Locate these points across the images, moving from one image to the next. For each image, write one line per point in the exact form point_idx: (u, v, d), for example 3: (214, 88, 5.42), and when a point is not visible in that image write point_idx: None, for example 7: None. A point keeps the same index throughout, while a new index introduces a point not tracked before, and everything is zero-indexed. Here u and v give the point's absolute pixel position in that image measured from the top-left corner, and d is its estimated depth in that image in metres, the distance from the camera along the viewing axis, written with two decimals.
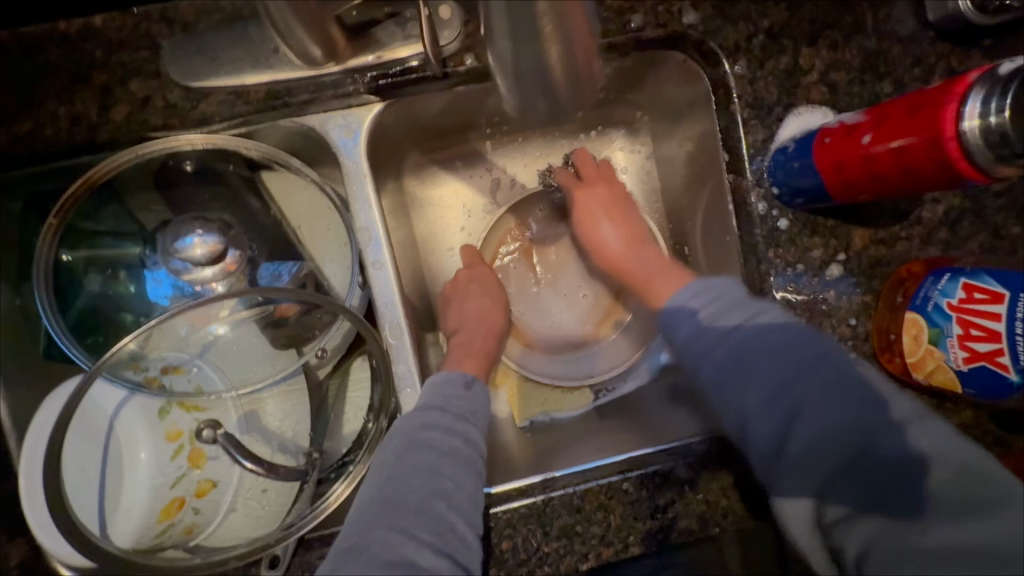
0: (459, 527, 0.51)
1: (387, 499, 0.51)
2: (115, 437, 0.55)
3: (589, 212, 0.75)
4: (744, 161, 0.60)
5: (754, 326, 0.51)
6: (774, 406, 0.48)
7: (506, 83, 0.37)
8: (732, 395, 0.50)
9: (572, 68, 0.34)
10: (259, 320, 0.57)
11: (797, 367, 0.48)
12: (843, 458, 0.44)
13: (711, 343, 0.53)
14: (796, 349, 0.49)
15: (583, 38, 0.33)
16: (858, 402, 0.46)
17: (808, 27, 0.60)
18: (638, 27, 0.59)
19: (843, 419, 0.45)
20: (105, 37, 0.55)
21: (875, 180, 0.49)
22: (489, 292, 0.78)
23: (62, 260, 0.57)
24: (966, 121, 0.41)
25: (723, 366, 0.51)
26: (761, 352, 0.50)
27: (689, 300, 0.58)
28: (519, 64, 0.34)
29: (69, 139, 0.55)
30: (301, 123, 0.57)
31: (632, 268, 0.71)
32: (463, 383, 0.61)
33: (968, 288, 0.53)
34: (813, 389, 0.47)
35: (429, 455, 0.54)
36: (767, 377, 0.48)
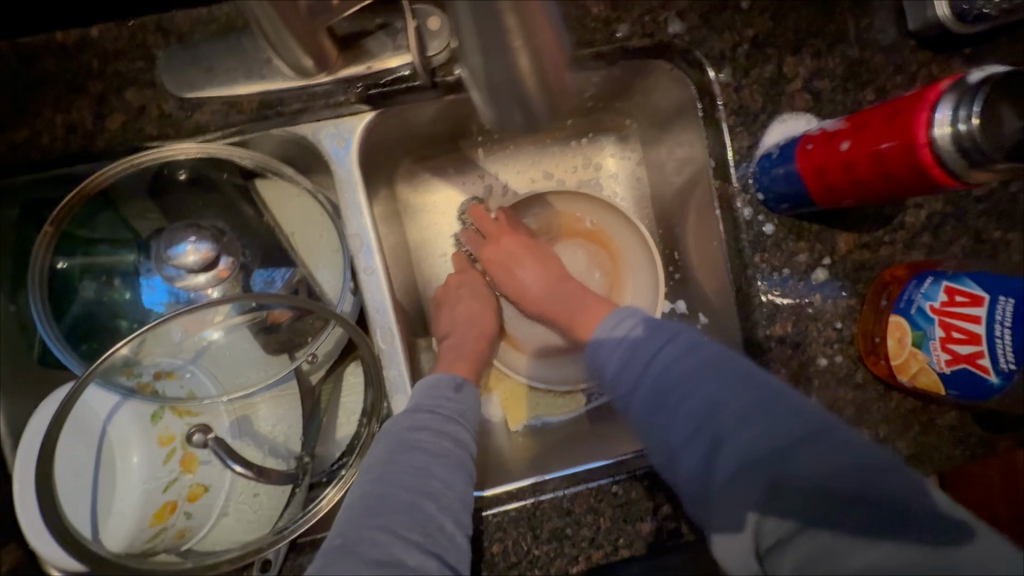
0: (447, 527, 0.51)
1: (378, 498, 0.52)
2: (108, 441, 0.55)
3: (506, 262, 0.77)
4: (729, 167, 0.61)
5: (676, 353, 0.53)
6: (694, 436, 0.48)
7: (480, 97, 0.37)
8: (658, 428, 0.51)
9: (545, 81, 0.34)
10: (252, 325, 0.57)
11: (715, 394, 0.48)
12: (760, 484, 0.43)
13: (637, 373, 0.55)
14: (717, 374, 0.50)
15: (552, 52, 0.33)
16: (782, 425, 0.45)
17: (791, 36, 0.61)
18: (625, 36, 0.60)
19: (760, 444, 0.44)
20: (102, 47, 0.56)
21: (856, 185, 0.50)
22: (480, 296, 0.79)
23: (58, 268, 0.58)
24: (936, 127, 0.42)
25: (647, 399, 0.53)
26: (678, 380, 0.51)
27: (622, 330, 0.60)
28: (491, 79, 0.34)
29: (64, 147, 0.56)
30: (294, 132, 0.59)
31: (552, 309, 0.74)
32: (453, 386, 0.62)
33: (950, 291, 0.53)
34: (729, 418, 0.47)
35: (419, 456, 0.54)
36: (684, 409, 0.50)
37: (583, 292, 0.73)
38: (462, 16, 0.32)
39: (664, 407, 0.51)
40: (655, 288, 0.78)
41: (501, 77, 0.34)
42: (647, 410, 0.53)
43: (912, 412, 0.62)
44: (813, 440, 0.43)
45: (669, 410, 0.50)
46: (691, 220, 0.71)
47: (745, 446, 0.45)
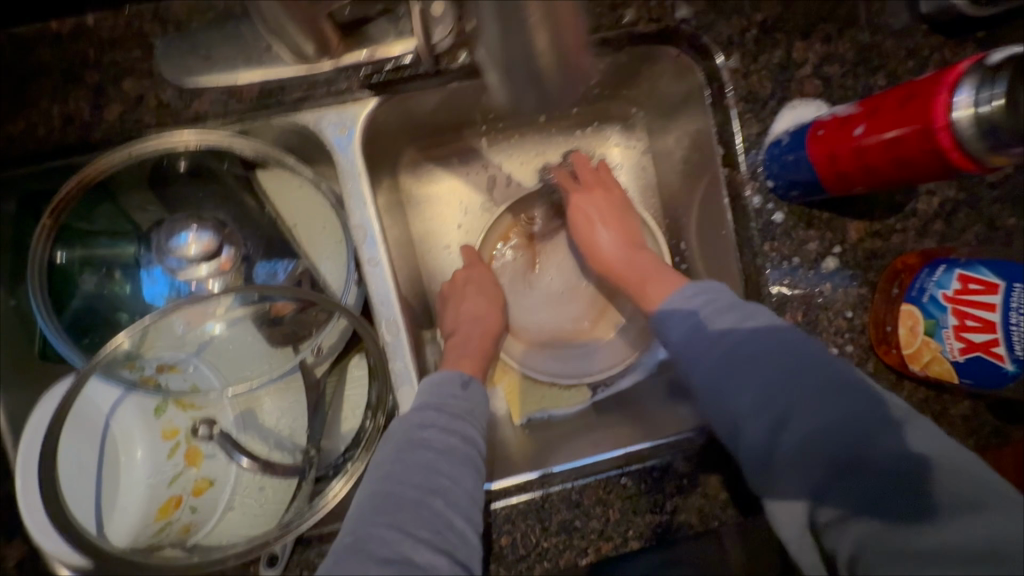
0: (457, 524, 0.51)
1: (384, 497, 0.51)
2: (111, 436, 0.55)
3: (587, 215, 0.75)
4: (738, 155, 0.60)
5: (747, 330, 0.53)
6: (766, 406, 0.48)
7: (497, 75, 0.36)
8: (724, 399, 0.51)
9: (560, 59, 0.33)
10: (255, 319, 0.56)
11: (790, 370, 0.49)
12: (830, 461, 0.44)
13: (705, 346, 0.54)
14: (789, 352, 0.50)
15: (571, 28, 0.32)
16: (857, 405, 0.46)
17: (801, 20, 0.60)
18: (631, 22, 0.59)
19: (837, 419, 0.45)
20: (98, 36, 0.55)
21: (868, 172, 0.48)
22: (486, 291, 0.78)
23: (56, 260, 0.57)
24: (958, 110, 0.41)
25: (714, 368, 0.52)
26: (751, 355, 0.51)
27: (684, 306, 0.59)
28: (507, 55, 0.33)
29: (61, 139, 0.55)
30: (296, 121, 0.58)
31: (629, 271, 0.70)
32: (459, 382, 0.62)
33: (964, 279, 0.53)
34: (804, 392, 0.47)
35: (426, 454, 0.54)
36: (755, 380, 0.49)
37: (646, 262, 0.69)
38: None
39: (735, 378, 0.51)
40: None
41: (517, 54, 0.33)
42: (712, 381, 0.52)
43: (924, 401, 0.61)
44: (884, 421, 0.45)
45: (739, 381, 0.50)
46: (698, 209, 0.70)
47: (820, 420, 0.46)
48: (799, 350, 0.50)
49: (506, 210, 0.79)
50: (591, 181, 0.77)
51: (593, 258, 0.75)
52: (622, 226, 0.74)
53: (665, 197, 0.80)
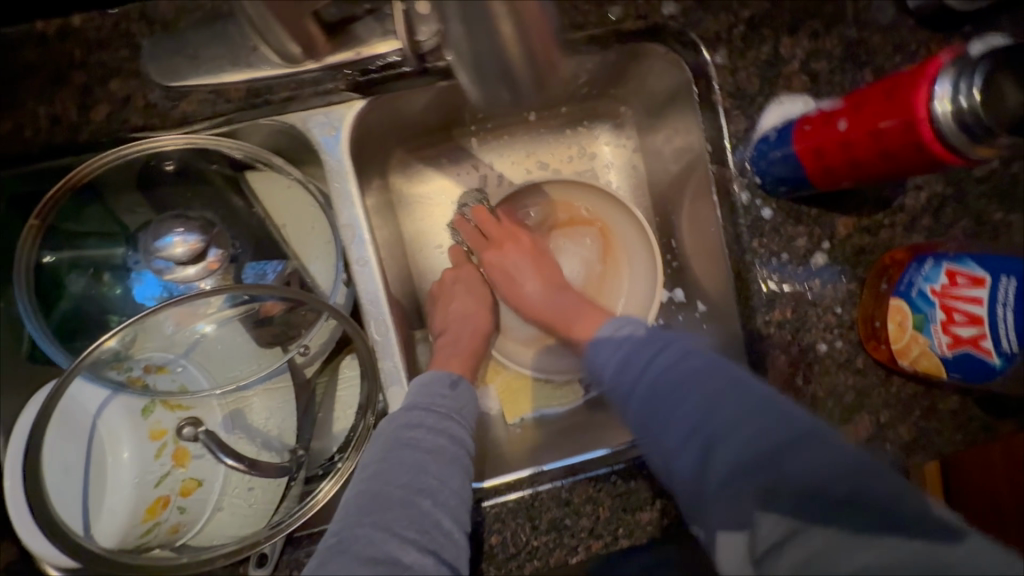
0: (444, 524, 0.51)
1: (372, 496, 0.51)
2: (98, 436, 0.54)
3: (511, 272, 0.76)
4: (727, 151, 0.60)
5: (673, 359, 0.54)
6: (689, 439, 0.48)
7: (467, 78, 0.35)
8: (653, 433, 0.51)
9: (533, 57, 0.33)
10: (244, 319, 0.57)
11: (713, 397, 0.49)
12: (760, 483, 0.43)
13: (636, 377, 0.55)
14: (713, 380, 0.50)
15: (540, 28, 0.32)
16: (778, 425, 0.45)
17: (788, 16, 0.60)
18: (618, 19, 0.59)
19: (759, 444, 0.44)
20: (85, 37, 0.55)
21: (854, 166, 0.49)
22: (475, 290, 0.78)
23: (44, 262, 0.57)
24: (937, 102, 0.41)
25: (641, 402, 0.53)
26: (676, 383, 0.52)
27: (620, 336, 0.61)
28: (478, 57, 0.33)
29: (48, 139, 0.55)
30: (283, 121, 0.58)
31: (552, 317, 0.73)
32: (448, 382, 0.62)
33: (951, 273, 0.52)
34: (726, 422, 0.47)
35: (414, 454, 0.54)
36: (679, 413, 0.50)
37: (578, 302, 0.73)
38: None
39: (662, 411, 0.51)
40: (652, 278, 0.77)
41: (486, 53, 0.32)
42: (641, 416, 0.53)
43: (913, 397, 0.61)
44: (805, 439, 0.44)
45: (665, 414, 0.51)
46: (688, 206, 0.70)
47: (740, 448, 0.45)
48: (723, 377, 0.50)
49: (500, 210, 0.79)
50: (497, 235, 0.78)
51: (521, 310, 0.76)
52: (543, 273, 0.76)
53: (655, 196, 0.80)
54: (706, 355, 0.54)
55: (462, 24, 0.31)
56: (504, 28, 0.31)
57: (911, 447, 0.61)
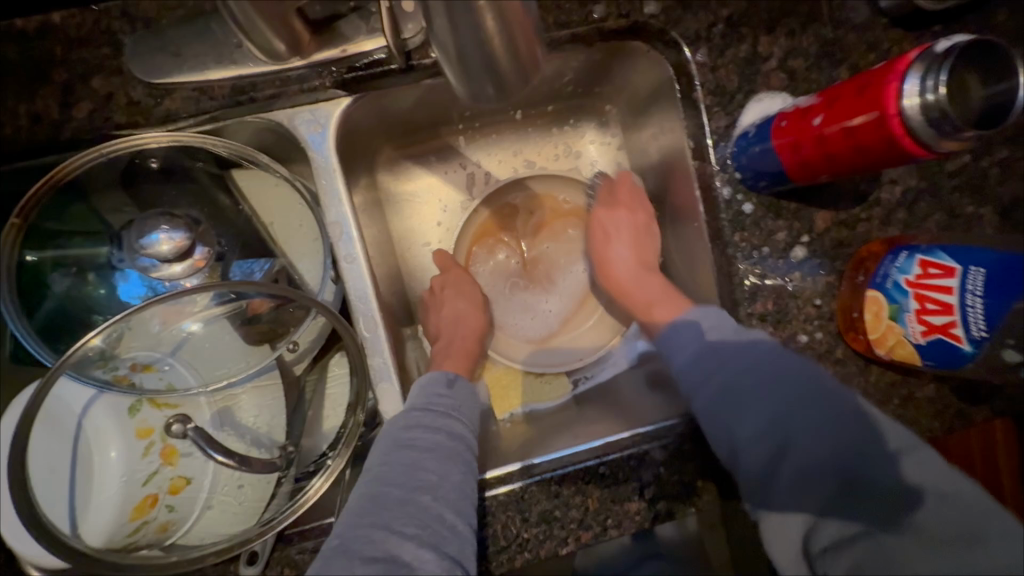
0: (447, 517, 0.51)
1: (370, 498, 0.51)
2: (84, 435, 0.54)
3: (605, 231, 0.77)
4: (708, 148, 0.62)
5: (753, 355, 0.54)
6: (774, 438, 0.50)
7: (451, 73, 0.36)
8: (728, 427, 0.53)
9: (516, 53, 0.34)
10: (232, 316, 0.57)
11: (799, 397, 0.51)
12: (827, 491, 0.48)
13: (711, 374, 0.55)
14: (799, 381, 0.52)
15: (522, 26, 0.33)
16: (859, 430, 0.49)
17: (766, 15, 0.61)
18: (601, 17, 0.60)
19: (841, 447, 0.48)
20: (65, 34, 0.55)
21: (830, 161, 0.50)
22: (464, 292, 0.78)
23: (26, 261, 0.56)
24: (907, 98, 0.42)
25: (719, 396, 0.54)
26: (754, 385, 0.53)
27: (694, 324, 0.60)
28: (461, 53, 0.33)
29: (30, 138, 0.54)
30: (269, 119, 0.58)
31: (635, 294, 0.72)
32: (445, 382, 0.64)
33: (924, 264, 0.54)
34: (812, 423, 0.49)
35: (412, 453, 0.55)
36: (762, 410, 0.52)
37: (660, 284, 0.71)
38: None
39: (745, 408, 0.52)
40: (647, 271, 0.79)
41: (470, 48, 0.33)
42: (714, 410, 0.54)
43: (891, 385, 0.63)
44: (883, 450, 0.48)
45: (746, 411, 0.52)
46: (673, 202, 0.72)
47: (821, 450, 0.49)
48: (801, 376, 0.52)
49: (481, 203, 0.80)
50: (624, 200, 0.77)
51: (605, 275, 0.76)
52: (637, 245, 0.75)
53: (655, 202, 0.77)
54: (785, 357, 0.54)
55: (443, 19, 0.32)
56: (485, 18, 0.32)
57: None
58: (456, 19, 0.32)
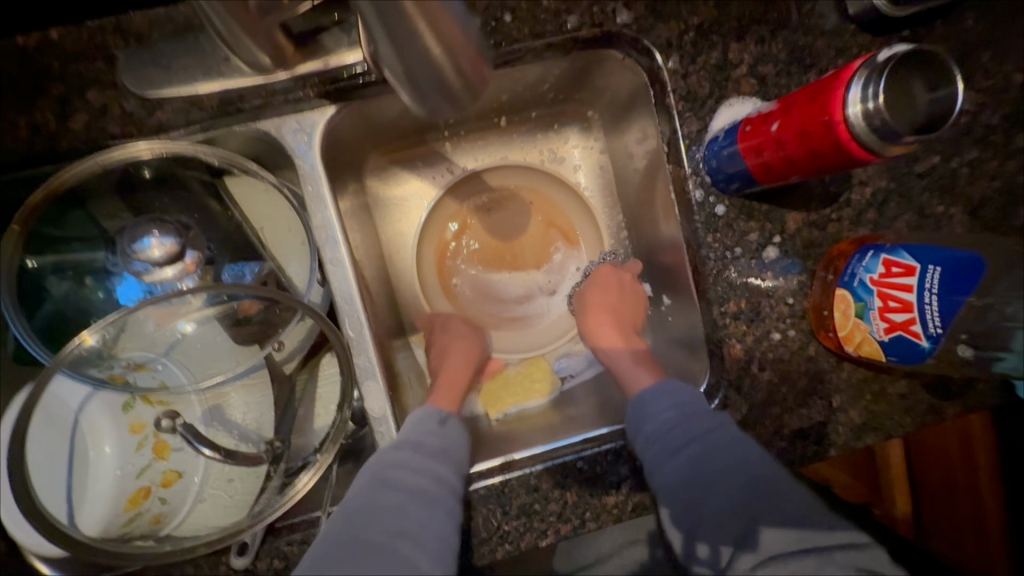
0: (423, 566, 0.53)
1: (352, 538, 0.54)
2: (81, 429, 0.57)
3: (606, 286, 0.81)
4: (681, 152, 0.64)
5: (714, 435, 0.57)
6: (731, 520, 0.53)
7: (407, 94, 0.38)
8: (689, 509, 0.55)
9: (462, 73, 0.36)
10: (223, 317, 0.60)
11: (758, 487, 0.53)
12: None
13: (675, 451, 0.57)
14: (759, 464, 0.55)
15: (464, 47, 0.35)
16: (808, 511, 0.52)
17: (736, 22, 0.63)
18: (574, 28, 0.62)
19: (794, 533, 0.51)
20: (63, 49, 0.57)
21: (790, 165, 0.52)
22: (450, 329, 0.82)
23: (27, 266, 0.59)
24: (850, 106, 0.44)
25: (682, 474, 0.56)
26: (720, 466, 0.55)
27: (661, 399, 0.62)
28: (414, 77, 0.36)
29: (29, 148, 0.57)
30: (256, 128, 0.60)
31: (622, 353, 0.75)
32: (437, 420, 0.65)
33: (887, 263, 0.56)
34: (768, 507, 0.52)
35: (396, 494, 0.57)
36: (725, 493, 0.54)
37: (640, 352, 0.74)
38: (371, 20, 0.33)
39: (707, 491, 0.55)
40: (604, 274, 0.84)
41: (419, 72, 0.35)
42: (678, 489, 0.56)
43: (863, 381, 0.65)
44: (833, 537, 0.50)
45: (709, 490, 0.55)
46: (653, 205, 0.74)
47: (783, 533, 0.51)
48: (757, 459, 0.55)
49: (447, 196, 0.85)
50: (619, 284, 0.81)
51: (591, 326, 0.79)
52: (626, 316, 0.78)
53: (638, 207, 0.79)
54: (749, 441, 0.57)
55: (394, 48, 0.34)
56: (431, 46, 0.34)
57: (862, 429, 0.65)
58: (401, 47, 0.34)
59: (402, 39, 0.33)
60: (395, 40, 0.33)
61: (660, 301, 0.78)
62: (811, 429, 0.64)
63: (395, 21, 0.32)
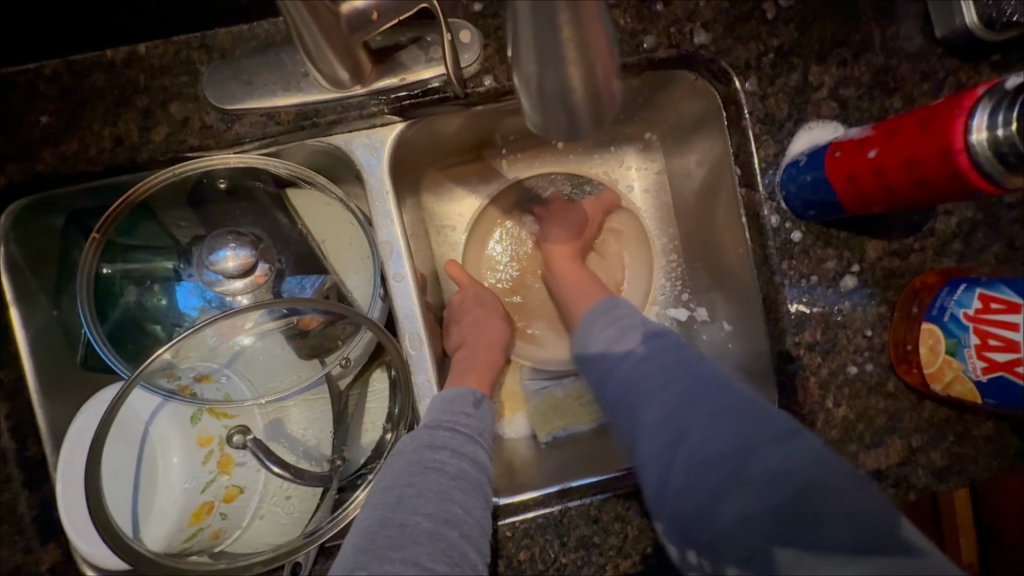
0: (471, 556, 0.49)
1: (397, 526, 0.48)
2: (150, 441, 0.57)
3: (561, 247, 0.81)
4: (756, 174, 0.62)
5: (642, 350, 0.58)
6: (707, 467, 0.47)
7: (528, 102, 0.38)
8: (663, 458, 0.50)
9: (591, 89, 0.36)
10: (285, 330, 0.58)
11: (678, 382, 0.53)
12: (714, 484, 0.47)
13: (664, 396, 0.53)
14: (689, 371, 0.54)
15: (602, 61, 0.35)
16: (800, 464, 0.46)
17: (818, 44, 0.61)
18: (651, 47, 0.60)
19: (721, 425, 0.49)
20: (148, 63, 0.58)
21: (887, 192, 0.51)
22: (483, 303, 0.78)
23: (102, 273, 0.60)
24: (974, 134, 0.43)
25: (614, 398, 0.57)
26: (636, 373, 0.56)
27: (598, 324, 0.65)
28: (541, 83, 0.35)
29: (111, 158, 0.58)
30: (329, 143, 0.60)
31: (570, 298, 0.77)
32: (472, 401, 0.61)
33: (985, 298, 0.52)
34: (686, 408, 0.51)
35: (439, 478, 0.52)
36: (644, 404, 0.54)
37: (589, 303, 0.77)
38: (520, 27, 0.33)
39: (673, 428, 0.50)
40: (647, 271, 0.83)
41: (552, 84, 0.35)
42: (616, 397, 0.57)
43: (946, 421, 0.61)
44: (783, 431, 0.48)
45: (629, 403, 0.55)
46: (713, 230, 0.72)
47: (705, 438, 0.48)
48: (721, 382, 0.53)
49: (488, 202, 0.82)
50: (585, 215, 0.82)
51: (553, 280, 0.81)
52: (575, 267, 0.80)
53: (694, 227, 0.78)
54: (701, 364, 0.55)
55: (535, 64, 0.34)
56: (571, 73, 0.34)
57: (944, 472, 0.61)
58: (543, 60, 0.34)
59: (546, 55, 0.33)
60: (540, 55, 0.33)
61: (719, 325, 0.75)
62: (888, 470, 0.61)
63: (547, 38, 0.32)
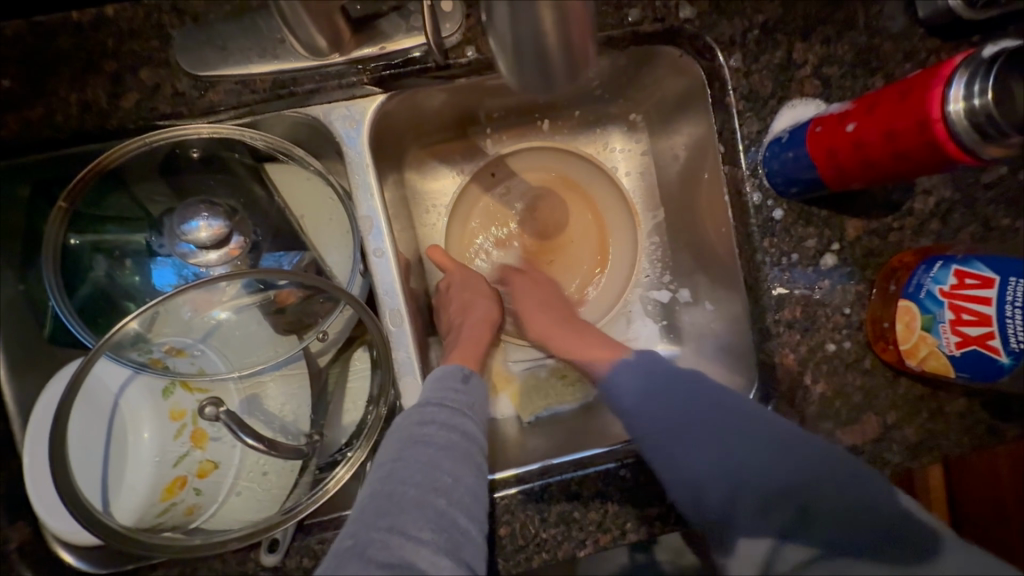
0: (461, 522, 0.49)
1: (386, 496, 0.49)
2: (121, 413, 0.57)
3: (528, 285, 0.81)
4: (739, 152, 0.62)
5: (686, 392, 0.57)
6: (780, 502, 0.50)
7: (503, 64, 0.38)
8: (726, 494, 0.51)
9: (569, 44, 0.35)
10: (261, 306, 0.57)
11: (738, 428, 0.53)
12: (795, 509, 0.50)
13: (858, 485, 0.50)
14: (731, 409, 0.55)
15: (578, 18, 0.35)
16: (860, 486, 0.51)
17: (801, 21, 0.61)
18: (636, 21, 0.60)
19: (807, 471, 0.50)
20: (118, 27, 0.56)
21: (868, 166, 0.51)
22: (471, 285, 0.77)
23: (70, 243, 0.59)
24: (953, 103, 0.43)
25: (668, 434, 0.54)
26: (698, 411, 0.55)
27: (632, 368, 0.63)
28: (517, 38, 0.34)
29: (79, 125, 0.56)
30: (306, 114, 0.59)
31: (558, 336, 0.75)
32: (460, 377, 0.60)
33: (959, 274, 0.53)
34: (769, 454, 0.51)
35: (426, 451, 0.52)
36: (709, 442, 0.53)
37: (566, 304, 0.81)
38: None
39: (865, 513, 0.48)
40: (633, 249, 0.83)
41: (526, 37, 0.34)
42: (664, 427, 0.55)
43: (920, 398, 0.62)
44: (852, 468, 0.52)
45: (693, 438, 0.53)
46: (695, 213, 0.72)
47: (789, 479, 0.50)
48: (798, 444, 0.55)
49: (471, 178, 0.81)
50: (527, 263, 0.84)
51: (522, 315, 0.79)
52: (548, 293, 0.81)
53: (679, 207, 0.77)
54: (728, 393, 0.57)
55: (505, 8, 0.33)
56: (546, 20, 0.34)
57: (918, 449, 0.62)
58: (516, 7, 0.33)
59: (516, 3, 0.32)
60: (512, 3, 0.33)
61: (700, 306, 0.76)
62: (864, 446, 0.62)
63: None
